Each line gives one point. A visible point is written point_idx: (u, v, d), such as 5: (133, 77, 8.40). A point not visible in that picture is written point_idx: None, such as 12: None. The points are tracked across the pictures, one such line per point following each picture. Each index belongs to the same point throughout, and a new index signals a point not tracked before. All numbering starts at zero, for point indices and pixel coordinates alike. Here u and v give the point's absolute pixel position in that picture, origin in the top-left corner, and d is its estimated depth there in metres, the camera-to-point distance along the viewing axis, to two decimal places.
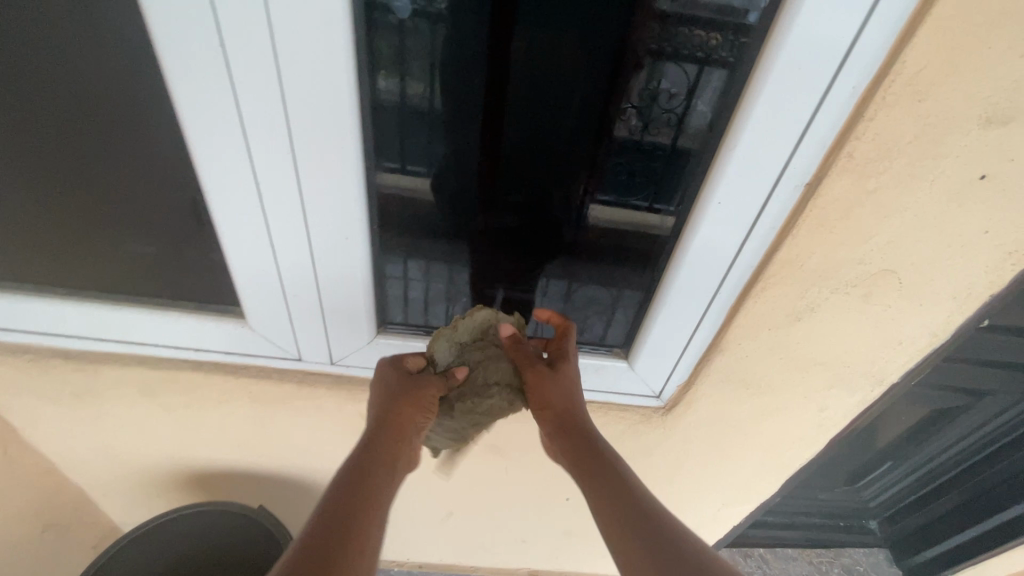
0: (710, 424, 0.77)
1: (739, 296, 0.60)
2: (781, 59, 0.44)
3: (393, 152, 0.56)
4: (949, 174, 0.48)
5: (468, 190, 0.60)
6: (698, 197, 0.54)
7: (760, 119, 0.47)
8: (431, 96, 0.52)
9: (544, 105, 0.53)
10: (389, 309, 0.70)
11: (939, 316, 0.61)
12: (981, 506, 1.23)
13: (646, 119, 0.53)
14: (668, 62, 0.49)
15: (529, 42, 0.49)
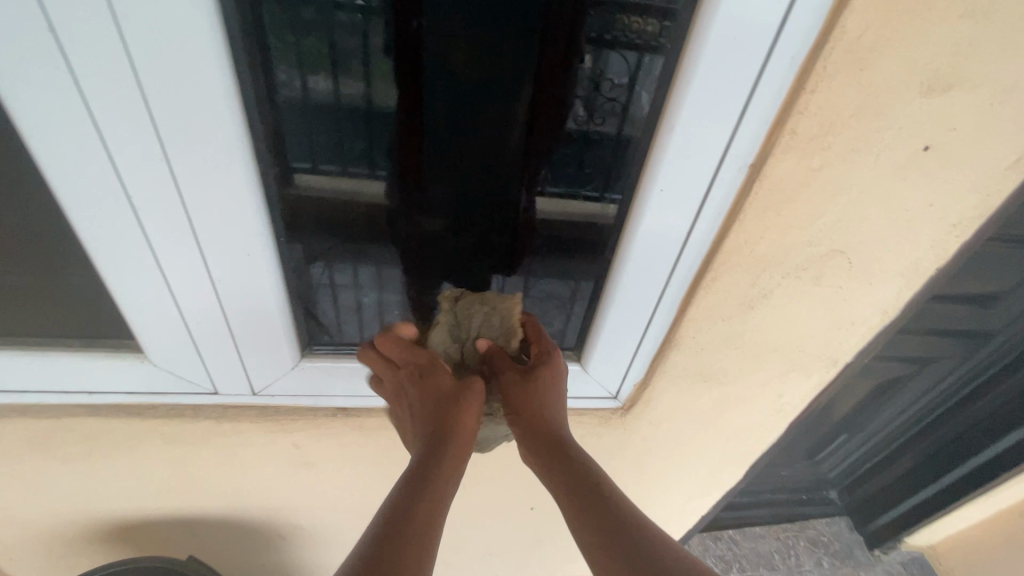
0: (671, 419, 0.74)
1: (690, 288, 0.57)
2: (712, 40, 0.40)
3: (330, 155, 0.52)
4: (894, 147, 0.45)
5: (398, 191, 0.55)
6: (637, 187, 0.50)
7: (696, 104, 0.43)
8: (370, 94, 0.49)
9: (472, 95, 0.49)
10: (318, 328, 0.64)
11: (888, 294, 0.59)
12: (928, 470, 1.26)
13: (590, 109, 0.50)
14: (609, 50, 0.46)
15: (446, 28, 0.44)
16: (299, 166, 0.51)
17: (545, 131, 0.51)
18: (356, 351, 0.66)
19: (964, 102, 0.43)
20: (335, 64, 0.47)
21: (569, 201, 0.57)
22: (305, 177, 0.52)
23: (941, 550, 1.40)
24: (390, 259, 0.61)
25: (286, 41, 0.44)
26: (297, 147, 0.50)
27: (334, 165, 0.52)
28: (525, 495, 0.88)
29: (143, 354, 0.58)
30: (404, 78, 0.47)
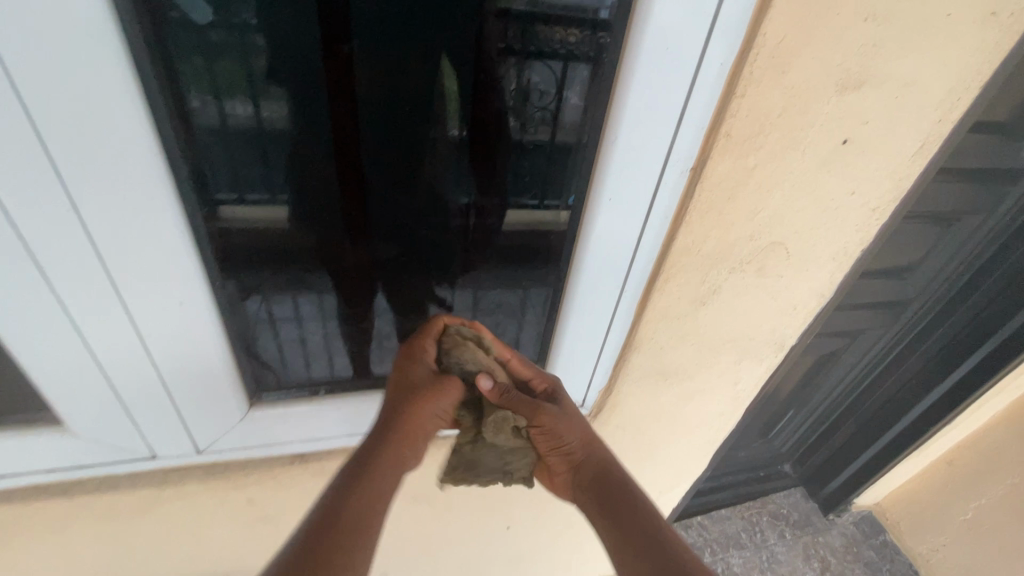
0: (637, 419, 0.75)
1: (645, 291, 0.58)
2: (645, 49, 0.41)
3: (255, 182, 0.49)
4: (818, 143, 0.48)
5: (337, 215, 0.53)
6: (589, 192, 0.50)
7: (634, 109, 0.44)
8: (292, 116, 0.46)
9: (403, 111, 0.48)
10: (265, 372, 0.60)
11: (824, 277, 0.63)
12: (868, 434, 1.35)
13: (521, 119, 0.49)
14: (534, 60, 0.45)
15: (373, 46, 0.43)
16: (223, 197, 0.47)
17: (482, 143, 0.51)
18: (307, 393, 0.61)
19: (873, 97, 0.46)
20: (249, 87, 0.43)
21: (513, 213, 0.55)
22: (230, 210, 0.48)
23: (887, 506, 1.50)
24: (331, 285, 0.59)
25: (193, 66, 0.40)
26: (218, 178, 0.46)
27: (261, 192, 0.49)
28: (500, 515, 0.87)
29: (63, 426, 0.52)
30: (333, 100, 0.46)
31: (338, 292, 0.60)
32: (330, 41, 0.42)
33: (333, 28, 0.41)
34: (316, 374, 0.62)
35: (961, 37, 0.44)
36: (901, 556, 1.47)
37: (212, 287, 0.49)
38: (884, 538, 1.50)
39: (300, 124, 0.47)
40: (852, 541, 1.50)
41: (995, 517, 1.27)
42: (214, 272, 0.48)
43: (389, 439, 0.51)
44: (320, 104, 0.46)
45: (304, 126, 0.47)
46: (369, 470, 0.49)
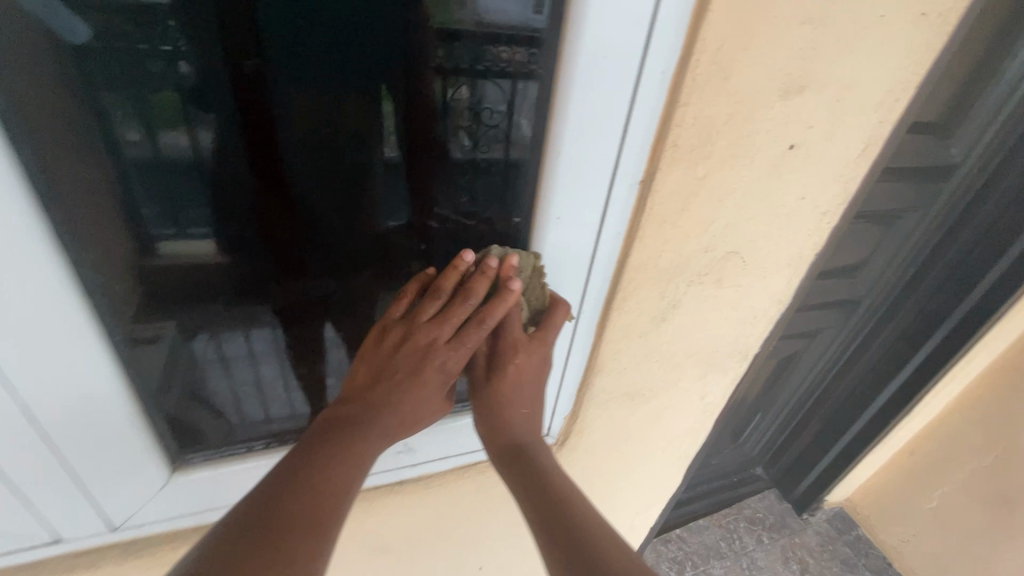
0: (606, 442, 0.71)
1: (603, 311, 0.55)
2: (584, 62, 0.39)
3: (201, 215, 0.43)
4: (765, 149, 0.47)
5: (280, 251, 0.47)
6: (535, 206, 0.48)
7: (575, 122, 0.42)
8: (235, 145, 0.40)
9: (357, 137, 0.43)
10: (211, 425, 0.54)
11: (781, 284, 0.62)
12: (833, 431, 1.37)
13: (474, 137, 0.44)
14: (483, 79, 0.41)
15: (315, 67, 0.38)
16: (160, 232, 0.42)
17: (426, 169, 0.45)
18: (242, 450, 0.56)
19: (815, 101, 0.45)
20: (181, 113, 0.37)
21: (473, 233, 0.50)
22: (170, 246, 0.43)
23: (857, 500, 1.52)
24: (278, 322, 0.52)
25: (120, 93, 0.35)
26: (155, 212, 0.41)
27: (208, 226, 0.43)
28: (471, 557, 0.81)
29: None
30: (285, 125, 0.40)
31: (288, 340, 0.54)
32: (269, 61, 0.37)
33: (273, 50, 0.36)
34: (273, 416, 0.57)
35: (893, 38, 0.44)
36: (875, 549, 1.48)
37: (121, 330, 0.44)
38: (857, 533, 1.52)
39: (251, 151, 0.41)
40: (828, 539, 1.50)
41: (957, 503, 1.30)
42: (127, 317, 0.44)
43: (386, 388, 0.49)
44: (264, 131, 0.40)
45: (253, 153, 0.41)
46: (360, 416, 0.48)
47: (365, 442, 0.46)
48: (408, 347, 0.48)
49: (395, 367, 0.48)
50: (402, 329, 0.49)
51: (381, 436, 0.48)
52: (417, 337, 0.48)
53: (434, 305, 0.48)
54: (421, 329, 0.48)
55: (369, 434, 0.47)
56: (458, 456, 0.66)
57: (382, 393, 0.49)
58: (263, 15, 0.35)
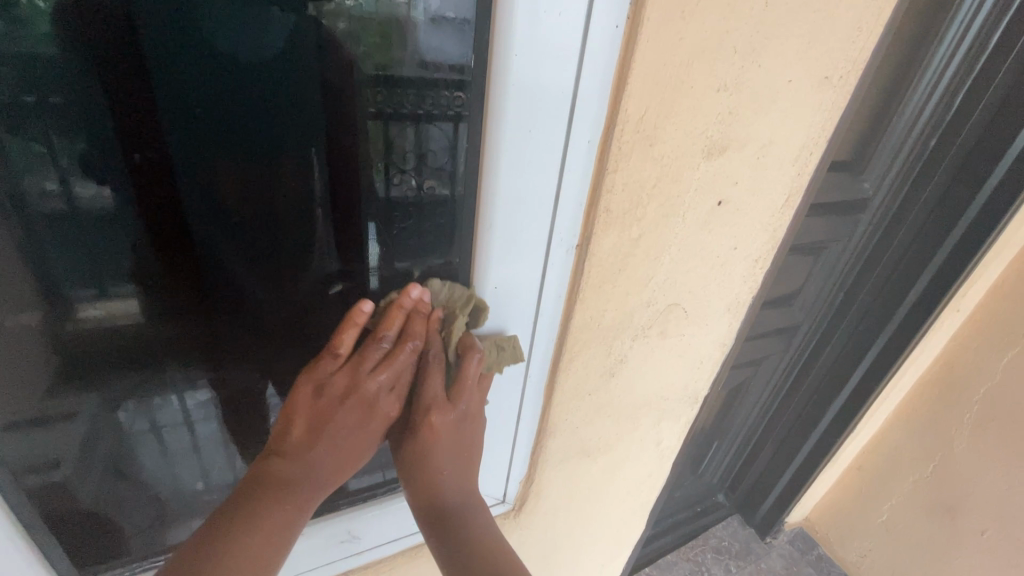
0: (566, 501, 0.69)
1: (550, 373, 0.53)
2: (512, 124, 0.38)
3: (125, 272, 0.39)
4: (695, 207, 0.48)
5: (212, 304, 0.43)
6: (478, 260, 0.45)
7: (507, 185, 0.41)
8: (154, 195, 0.37)
9: (293, 184, 0.40)
10: (133, 519, 0.50)
11: (723, 328, 0.63)
12: (785, 452, 1.41)
13: (417, 175, 0.41)
14: (422, 120, 0.38)
15: (240, 115, 0.36)
16: (78, 292, 0.39)
17: (362, 214, 0.42)
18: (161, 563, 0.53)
19: (737, 159, 0.47)
20: (96, 166, 0.35)
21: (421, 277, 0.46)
22: (88, 306, 0.40)
23: (814, 519, 1.55)
24: (207, 384, 0.48)
25: (28, 147, 0.33)
26: (74, 273, 0.38)
27: (135, 282, 0.40)
28: None
29: None
30: (215, 176, 0.38)
31: (221, 404, 0.50)
32: (190, 110, 0.35)
33: (190, 100, 0.34)
34: (213, 484, 0.53)
35: (803, 99, 0.46)
36: (837, 568, 1.51)
37: (26, 408, 0.41)
38: (818, 552, 1.54)
39: (184, 201, 0.38)
40: (791, 561, 1.52)
41: (906, 513, 1.34)
42: (38, 391, 0.41)
43: (321, 437, 0.45)
44: (191, 180, 0.37)
45: (183, 204, 0.38)
46: (291, 467, 0.45)
47: (305, 498, 0.45)
48: (353, 400, 0.45)
49: (336, 418, 0.45)
50: (340, 379, 0.44)
51: (322, 486, 0.46)
52: (363, 388, 0.45)
53: (377, 353, 0.44)
54: (361, 379, 0.44)
55: (298, 486, 0.45)
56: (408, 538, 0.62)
57: (323, 449, 0.45)
58: (175, 64, 0.33)
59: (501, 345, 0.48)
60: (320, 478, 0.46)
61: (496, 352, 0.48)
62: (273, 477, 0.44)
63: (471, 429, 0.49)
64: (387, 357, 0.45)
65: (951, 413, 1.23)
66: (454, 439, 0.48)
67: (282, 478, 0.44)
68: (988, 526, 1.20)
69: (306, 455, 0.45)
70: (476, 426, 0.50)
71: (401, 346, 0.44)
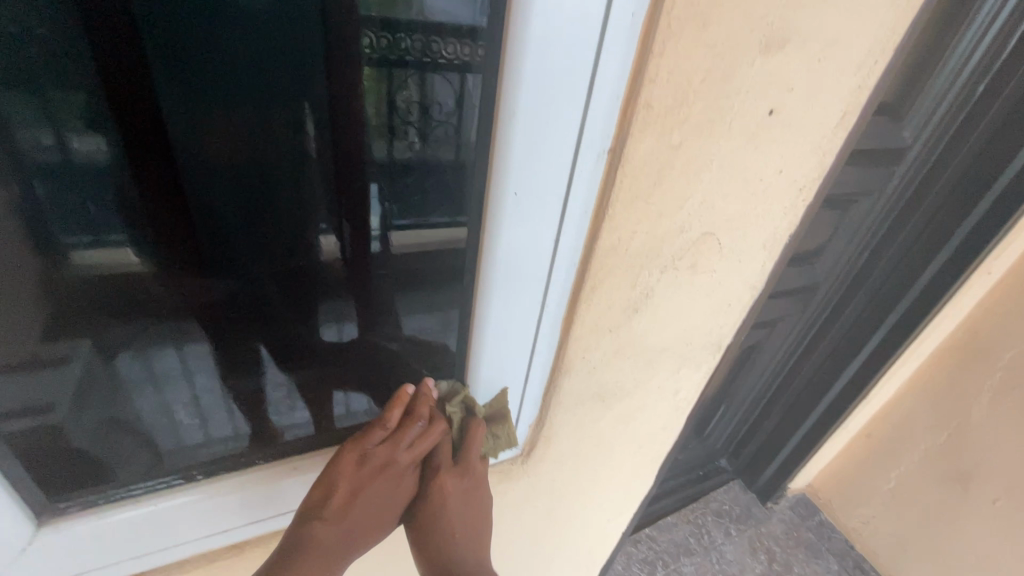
0: (576, 450, 0.65)
1: (569, 306, 0.48)
2: (531, 53, 0.33)
3: (126, 220, 0.35)
4: (744, 114, 0.42)
5: (221, 257, 0.39)
6: (489, 212, 0.40)
7: (526, 124, 0.35)
8: (157, 137, 0.33)
9: (291, 136, 0.36)
10: (130, 461, 0.44)
11: (756, 267, 0.58)
12: (795, 417, 1.37)
13: (421, 133, 0.37)
14: (427, 73, 0.35)
15: (236, 54, 0.31)
16: (73, 241, 0.34)
17: (365, 169, 0.38)
18: (137, 492, 0.45)
19: (795, 58, 0.41)
20: (88, 99, 0.30)
21: (425, 237, 0.43)
22: (85, 257, 0.35)
23: (818, 485, 1.54)
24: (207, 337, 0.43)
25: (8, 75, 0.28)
26: (64, 225, 0.33)
27: (137, 236, 0.36)
28: None
29: None
30: (221, 113, 0.33)
31: (218, 356, 0.45)
32: (179, 43, 0.30)
33: (179, 31, 0.29)
34: (215, 437, 0.48)
35: None
36: (837, 533, 1.50)
37: (17, 351, 0.36)
38: (819, 517, 1.53)
39: (179, 153, 0.34)
40: (793, 526, 1.51)
41: (914, 481, 1.32)
42: (33, 335, 0.36)
43: (356, 508, 0.47)
44: (183, 127, 0.33)
45: (182, 155, 0.34)
46: (326, 537, 0.45)
47: (335, 562, 0.46)
48: (387, 473, 0.48)
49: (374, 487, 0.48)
50: (380, 453, 0.48)
51: (351, 551, 0.47)
52: (398, 463, 0.49)
53: (415, 430, 0.49)
54: (400, 454, 0.48)
55: (334, 555, 0.46)
56: None
57: (356, 517, 0.47)
58: None
59: (497, 434, 0.54)
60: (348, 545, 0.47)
61: (492, 440, 0.54)
62: (312, 544, 0.45)
63: (482, 505, 0.53)
64: (423, 435, 0.49)
65: (970, 381, 1.19)
66: (469, 510, 0.52)
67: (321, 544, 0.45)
68: (999, 495, 1.18)
69: (343, 523, 0.46)
70: (486, 503, 0.54)
71: (430, 430, 0.50)
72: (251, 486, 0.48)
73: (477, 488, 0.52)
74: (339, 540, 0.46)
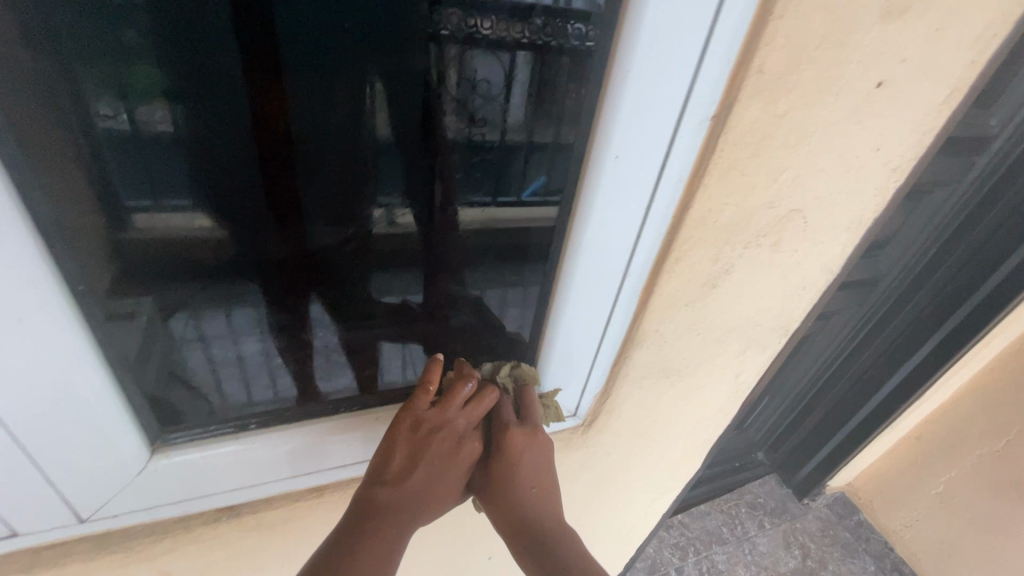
0: (634, 425, 0.65)
1: (651, 277, 0.48)
2: (648, 22, 0.33)
3: (185, 187, 0.37)
4: (852, 85, 0.40)
5: (270, 226, 0.41)
6: (581, 183, 0.42)
7: (632, 94, 0.36)
8: (217, 115, 0.35)
9: (346, 100, 0.37)
10: (191, 407, 0.46)
11: (837, 250, 0.56)
12: (840, 413, 1.34)
13: (470, 113, 0.39)
14: (480, 52, 0.37)
15: (301, 35, 0.33)
16: (136, 204, 0.36)
17: (421, 145, 0.40)
18: (234, 429, 0.48)
19: (914, 27, 0.39)
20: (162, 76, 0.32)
21: (466, 215, 0.46)
22: (145, 222, 0.37)
23: (859, 485, 1.51)
24: (259, 302, 0.45)
25: (91, 51, 0.30)
26: (132, 192, 0.36)
27: (192, 202, 0.38)
28: (478, 544, 0.76)
29: None
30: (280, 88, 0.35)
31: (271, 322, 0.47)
32: (238, 12, 0.31)
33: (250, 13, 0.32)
34: (258, 400, 0.49)
35: None
36: (876, 535, 1.47)
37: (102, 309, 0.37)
38: (858, 517, 1.50)
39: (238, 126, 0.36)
40: (828, 525, 1.49)
41: (964, 487, 1.28)
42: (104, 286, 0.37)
43: (419, 472, 0.46)
44: (242, 103, 0.35)
45: (237, 125, 0.36)
46: (391, 502, 0.45)
47: (407, 526, 0.45)
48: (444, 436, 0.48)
49: (433, 451, 0.47)
50: (434, 417, 0.47)
51: (420, 517, 0.46)
52: (453, 427, 0.48)
53: (466, 392, 0.48)
54: (453, 417, 0.48)
55: (404, 521, 0.45)
56: None
57: (420, 483, 0.46)
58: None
59: (547, 403, 0.55)
60: (417, 509, 0.46)
61: (542, 409, 0.55)
62: (381, 506, 0.44)
63: (546, 466, 0.51)
64: (473, 399, 0.49)
65: None
66: (535, 471, 0.50)
67: (387, 509, 0.44)
68: None
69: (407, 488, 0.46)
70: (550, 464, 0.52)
71: (480, 397, 0.49)
72: (334, 431, 0.51)
73: (541, 445, 0.51)
74: (409, 506, 0.45)
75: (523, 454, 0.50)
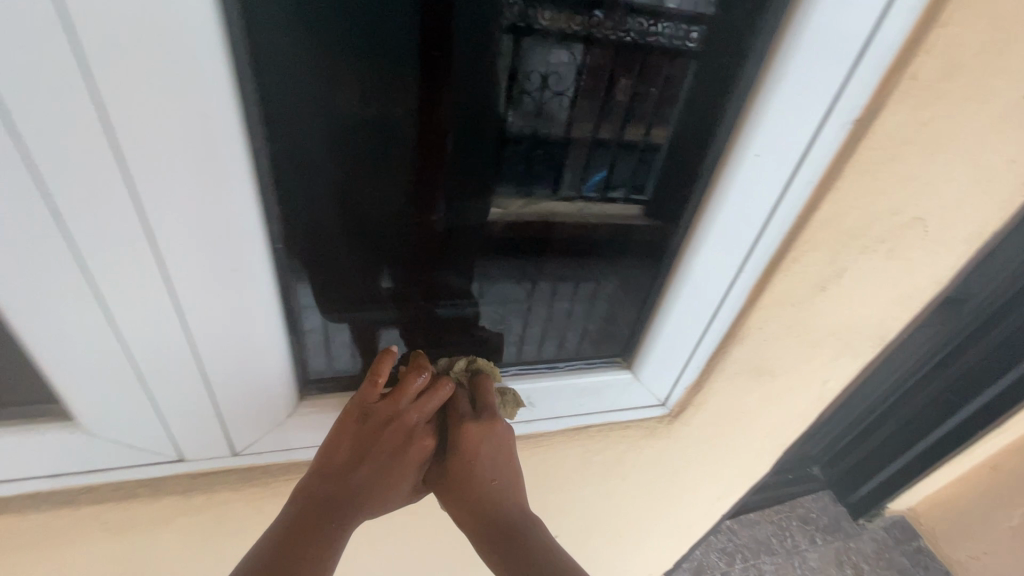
0: (717, 420, 0.67)
1: (764, 274, 0.49)
2: (811, 27, 0.35)
3: (286, 178, 0.39)
4: (1003, 96, 0.40)
5: (350, 214, 0.44)
6: (715, 176, 0.44)
7: (784, 96, 0.38)
8: (324, 105, 0.37)
9: (454, 95, 0.41)
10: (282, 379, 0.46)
11: (952, 262, 0.55)
12: (909, 433, 1.30)
13: (538, 107, 0.47)
14: (554, 46, 0.44)
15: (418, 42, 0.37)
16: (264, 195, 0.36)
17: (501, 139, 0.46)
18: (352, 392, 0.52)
19: None
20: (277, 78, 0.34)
21: (519, 209, 0.52)
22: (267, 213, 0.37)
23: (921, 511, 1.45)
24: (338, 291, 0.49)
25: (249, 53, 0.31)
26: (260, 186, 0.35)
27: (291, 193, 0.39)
28: None
29: (75, 421, 0.40)
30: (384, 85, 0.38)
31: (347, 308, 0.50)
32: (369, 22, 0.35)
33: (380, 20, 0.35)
34: (311, 371, 0.51)
35: None
36: (937, 563, 1.42)
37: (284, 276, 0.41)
38: (918, 543, 1.45)
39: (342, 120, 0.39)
40: (884, 547, 1.44)
41: None
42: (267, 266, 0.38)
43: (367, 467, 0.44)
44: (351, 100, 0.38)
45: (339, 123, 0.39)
46: (337, 495, 0.42)
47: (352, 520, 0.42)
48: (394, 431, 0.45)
49: (380, 446, 0.45)
50: (386, 411, 0.45)
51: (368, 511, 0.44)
52: (405, 420, 0.46)
53: (417, 384, 0.46)
54: (405, 410, 0.45)
55: (349, 515, 0.42)
56: (589, 420, 0.61)
57: (370, 477, 0.44)
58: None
59: (504, 391, 0.52)
60: (362, 502, 0.43)
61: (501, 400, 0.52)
62: (321, 500, 0.42)
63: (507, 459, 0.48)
64: (426, 393, 0.47)
65: None
66: (494, 463, 0.47)
67: (331, 503, 0.42)
68: None
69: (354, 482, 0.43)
70: (511, 456, 0.48)
71: (430, 391, 0.47)
72: None
73: (499, 436, 0.47)
74: (354, 499, 0.43)
75: (480, 446, 0.47)
